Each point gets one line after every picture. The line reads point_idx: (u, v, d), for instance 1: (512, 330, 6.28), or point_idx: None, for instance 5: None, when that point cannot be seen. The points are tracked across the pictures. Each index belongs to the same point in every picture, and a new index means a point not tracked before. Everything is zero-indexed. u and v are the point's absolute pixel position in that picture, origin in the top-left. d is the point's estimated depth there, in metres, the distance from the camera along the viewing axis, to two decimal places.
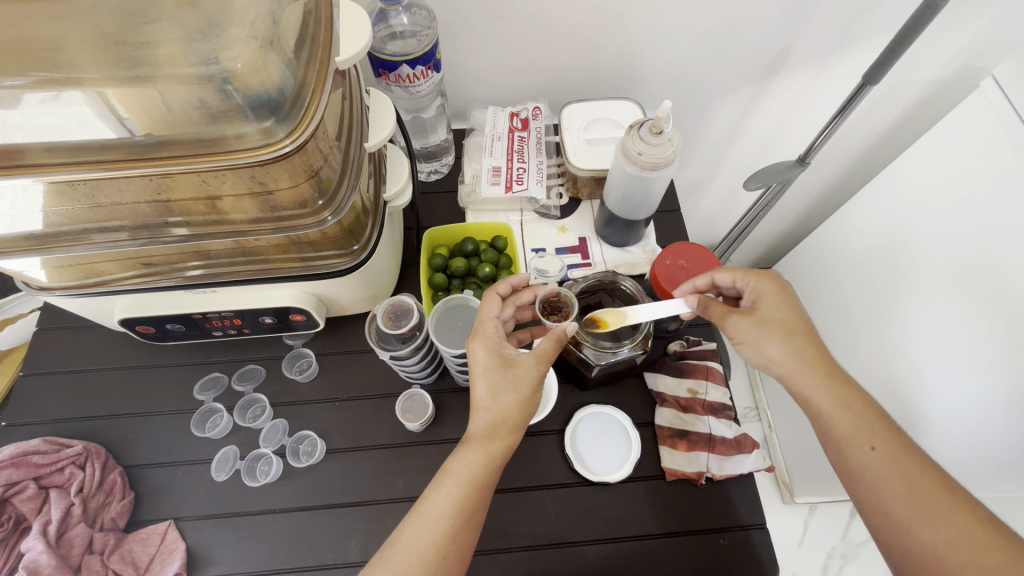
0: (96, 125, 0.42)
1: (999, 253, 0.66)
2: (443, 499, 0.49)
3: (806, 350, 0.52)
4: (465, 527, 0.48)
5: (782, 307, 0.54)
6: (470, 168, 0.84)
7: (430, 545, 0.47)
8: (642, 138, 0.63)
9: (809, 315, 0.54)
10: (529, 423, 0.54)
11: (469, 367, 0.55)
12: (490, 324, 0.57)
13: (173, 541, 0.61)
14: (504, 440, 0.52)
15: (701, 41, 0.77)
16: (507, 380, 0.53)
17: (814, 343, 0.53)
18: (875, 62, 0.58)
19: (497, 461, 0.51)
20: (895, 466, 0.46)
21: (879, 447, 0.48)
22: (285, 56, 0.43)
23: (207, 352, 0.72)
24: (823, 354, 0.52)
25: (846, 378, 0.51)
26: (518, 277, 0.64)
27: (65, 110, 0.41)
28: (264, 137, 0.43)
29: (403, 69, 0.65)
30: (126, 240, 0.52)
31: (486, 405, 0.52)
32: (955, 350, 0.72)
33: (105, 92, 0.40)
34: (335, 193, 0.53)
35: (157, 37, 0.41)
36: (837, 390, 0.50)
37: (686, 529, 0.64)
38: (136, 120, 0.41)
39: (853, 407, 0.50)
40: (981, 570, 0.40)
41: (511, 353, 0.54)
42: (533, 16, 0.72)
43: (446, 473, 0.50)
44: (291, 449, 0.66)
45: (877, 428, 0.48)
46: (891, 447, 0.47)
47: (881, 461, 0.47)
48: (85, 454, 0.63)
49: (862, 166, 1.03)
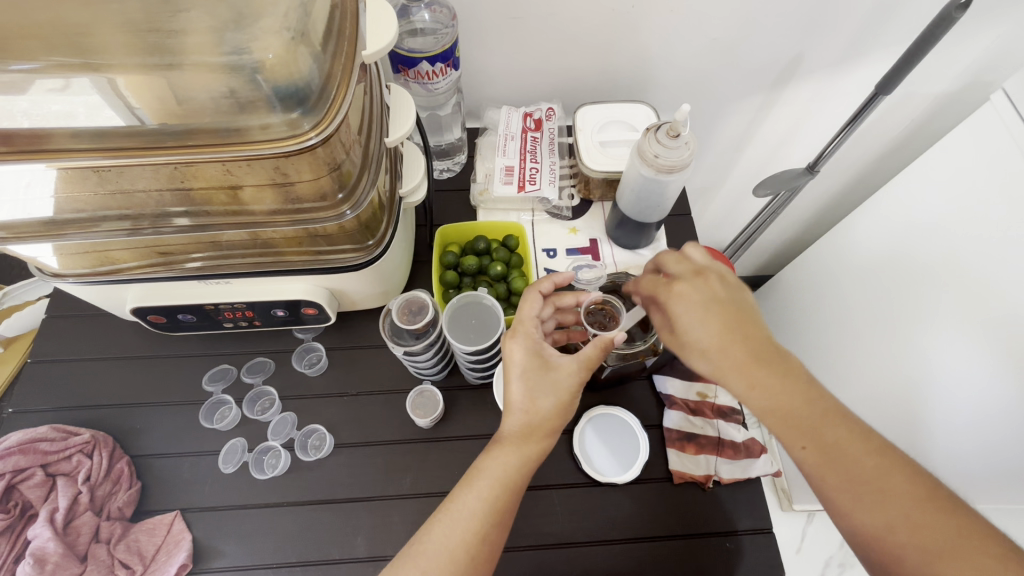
0: (106, 114, 0.42)
1: (1002, 265, 0.67)
2: (475, 498, 0.50)
3: (723, 362, 0.49)
4: (496, 528, 0.49)
5: (692, 327, 0.50)
6: (482, 168, 0.84)
7: (460, 544, 0.47)
8: (658, 141, 0.63)
9: (716, 326, 0.49)
10: (562, 428, 0.54)
11: (505, 367, 0.55)
12: (532, 326, 0.56)
13: (179, 532, 0.61)
14: (537, 443, 0.53)
15: (714, 47, 0.77)
16: (545, 383, 0.53)
17: (732, 356, 0.48)
18: (890, 72, 0.59)
19: (529, 463, 0.52)
20: (840, 462, 0.45)
21: (823, 445, 0.46)
22: (313, 49, 0.43)
23: (216, 344, 0.72)
24: (748, 366, 0.48)
25: (775, 378, 0.48)
26: (561, 275, 0.62)
27: (74, 99, 0.41)
28: (289, 129, 0.43)
29: (422, 66, 0.65)
30: (125, 231, 0.51)
31: (522, 407, 0.53)
32: (965, 362, 0.72)
33: (115, 79, 0.40)
34: (354, 187, 0.53)
35: (186, 25, 0.41)
36: (765, 399, 0.47)
37: (692, 532, 0.64)
38: (147, 111, 0.42)
39: (788, 413, 0.47)
40: (925, 555, 0.41)
41: (550, 356, 0.55)
42: (548, 18, 0.72)
43: (479, 473, 0.51)
44: (300, 443, 0.66)
45: (812, 425, 0.46)
46: (835, 445, 0.46)
47: (820, 459, 0.46)
48: (92, 442, 0.63)
49: (870, 176, 1.04)
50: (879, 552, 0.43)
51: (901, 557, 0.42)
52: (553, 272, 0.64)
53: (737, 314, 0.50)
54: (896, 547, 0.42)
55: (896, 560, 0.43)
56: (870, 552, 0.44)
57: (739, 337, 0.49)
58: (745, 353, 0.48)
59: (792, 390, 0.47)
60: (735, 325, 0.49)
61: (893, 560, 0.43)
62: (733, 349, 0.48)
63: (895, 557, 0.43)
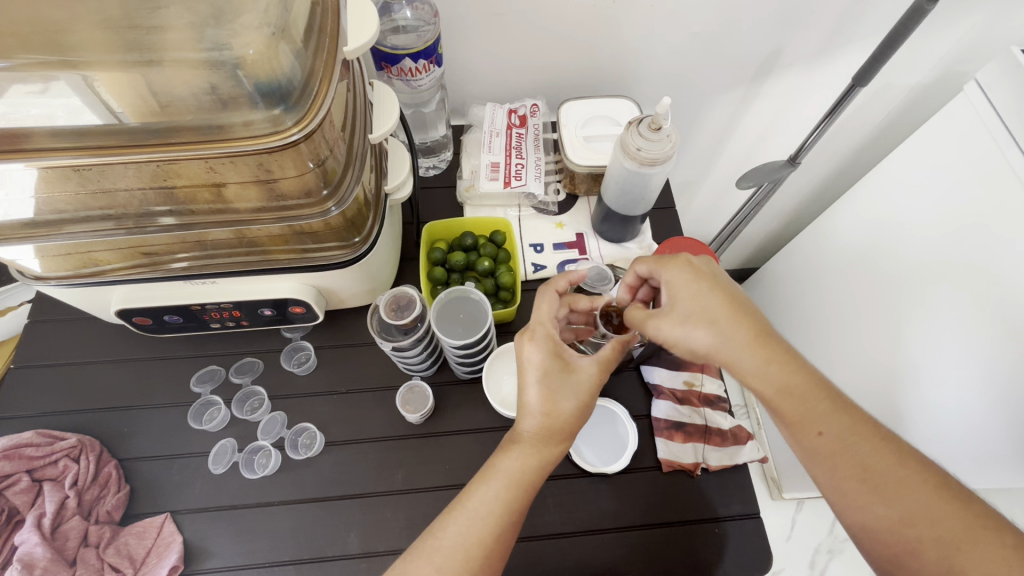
0: (87, 116, 0.42)
1: (981, 250, 0.69)
2: (491, 497, 0.50)
3: (735, 338, 0.51)
4: (512, 527, 0.50)
5: (701, 299, 0.52)
6: (468, 164, 0.85)
7: (476, 544, 0.48)
8: (641, 134, 0.64)
9: (727, 301, 0.52)
10: (579, 430, 0.55)
11: (522, 370, 0.56)
12: (552, 326, 0.57)
13: (170, 534, 0.60)
14: (556, 445, 0.53)
15: (695, 41, 0.78)
16: (568, 386, 0.54)
17: (744, 335, 0.51)
18: (864, 64, 0.61)
19: (547, 464, 0.53)
20: (854, 446, 0.48)
21: (837, 430, 0.49)
22: (294, 45, 0.43)
23: (203, 345, 0.72)
24: (763, 348, 0.51)
25: (790, 363, 0.51)
26: (575, 274, 0.63)
27: (53, 102, 0.41)
28: (272, 125, 0.43)
29: (405, 62, 0.65)
30: (116, 229, 0.51)
31: (543, 409, 0.53)
32: (950, 345, 0.74)
33: (91, 76, 0.40)
34: (339, 183, 0.54)
35: (166, 21, 0.41)
36: (781, 383, 0.50)
37: (682, 520, 0.65)
38: (128, 111, 0.42)
39: (802, 396, 0.50)
40: (934, 538, 0.44)
41: (570, 358, 0.56)
42: (530, 14, 0.73)
43: (495, 471, 0.52)
44: (290, 441, 0.66)
45: (824, 411, 0.50)
46: (847, 432, 0.49)
47: (837, 446, 0.48)
48: (79, 446, 0.63)
49: (850, 167, 1.06)
50: (890, 541, 0.46)
51: (914, 548, 0.45)
52: (566, 269, 0.64)
53: (746, 304, 0.53)
54: (908, 538, 0.45)
55: (908, 550, 0.45)
56: (878, 542, 0.47)
57: (746, 318, 0.52)
58: (758, 336, 0.51)
59: (804, 378, 0.50)
60: (744, 308, 0.52)
61: (905, 545, 0.45)
62: (749, 327, 0.51)
63: (908, 546, 0.45)
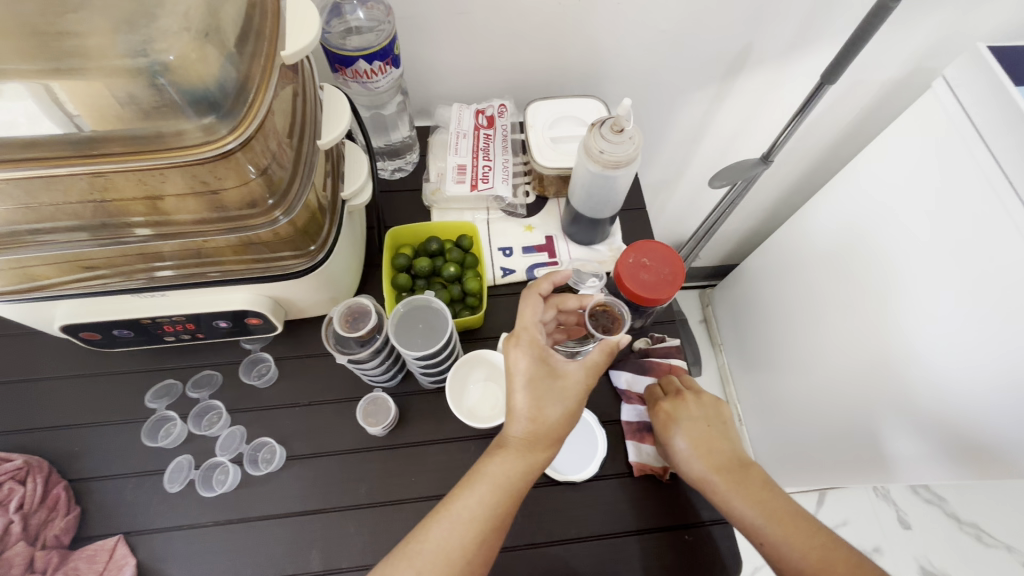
0: (47, 124, 0.39)
1: (948, 249, 0.68)
2: (476, 502, 0.50)
3: (701, 460, 0.61)
4: (493, 534, 0.49)
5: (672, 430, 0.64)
6: (435, 167, 0.83)
7: (457, 550, 0.47)
8: (603, 136, 0.63)
9: (692, 428, 0.64)
10: (565, 437, 0.55)
11: (508, 376, 0.54)
12: (536, 331, 0.56)
13: (122, 557, 0.58)
14: (542, 451, 0.53)
15: (663, 40, 0.77)
16: (552, 393, 0.54)
17: (702, 455, 0.62)
18: (830, 63, 0.60)
19: (533, 470, 0.52)
20: (790, 545, 0.55)
21: (777, 531, 0.56)
22: (224, 49, 0.42)
23: (158, 359, 0.69)
24: (719, 464, 0.61)
25: (740, 478, 0.60)
26: (561, 275, 0.64)
27: (10, 106, 0.38)
28: (205, 134, 0.41)
29: (360, 64, 0.63)
30: (85, 240, 0.50)
31: (529, 414, 0.53)
32: (920, 344, 0.73)
33: (48, 84, 0.38)
34: (287, 192, 0.52)
35: (83, 27, 0.39)
36: (731, 493, 0.59)
37: (653, 526, 0.64)
38: (86, 117, 0.40)
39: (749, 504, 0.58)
40: None
41: (556, 363, 0.55)
42: (493, 12, 0.71)
43: (481, 476, 0.51)
44: (249, 457, 0.64)
45: (768, 514, 0.57)
46: (784, 533, 0.55)
47: (778, 549, 0.55)
48: (25, 468, 0.60)
49: (824, 163, 1.06)
50: None
51: None
52: (552, 272, 0.65)
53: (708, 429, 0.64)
54: None
55: None
56: None
57: (706, 442, 0.63)
58: (713, 456, 0.61)
59: (750, 488, 0.59)
60: (704, 432, 0.64)
61: None
62: (709, 449, 0.62)
63: None
